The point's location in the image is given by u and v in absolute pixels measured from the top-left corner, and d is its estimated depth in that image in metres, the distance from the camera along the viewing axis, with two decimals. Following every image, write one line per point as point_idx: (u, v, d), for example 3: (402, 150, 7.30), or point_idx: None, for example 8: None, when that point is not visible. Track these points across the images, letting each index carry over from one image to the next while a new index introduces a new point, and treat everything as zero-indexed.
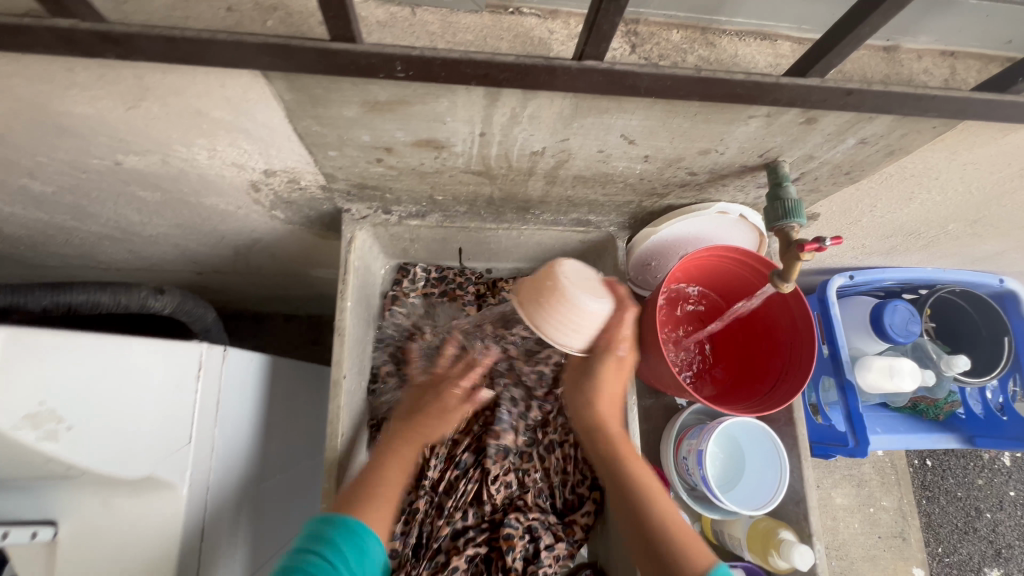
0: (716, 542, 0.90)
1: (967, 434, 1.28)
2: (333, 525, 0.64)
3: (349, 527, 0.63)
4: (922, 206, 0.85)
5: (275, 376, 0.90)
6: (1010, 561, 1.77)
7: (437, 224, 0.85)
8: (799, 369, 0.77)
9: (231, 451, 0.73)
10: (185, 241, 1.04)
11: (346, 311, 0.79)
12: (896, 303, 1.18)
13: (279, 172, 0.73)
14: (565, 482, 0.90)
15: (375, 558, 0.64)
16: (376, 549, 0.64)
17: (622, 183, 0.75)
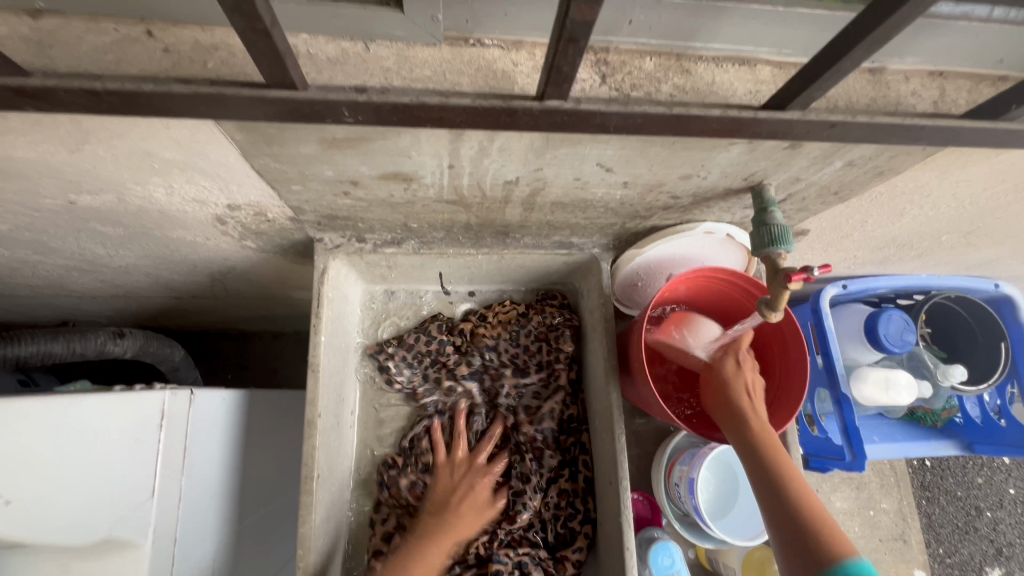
0: (710, 568, 0.87)
1: (965, 441, 1.26)
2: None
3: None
4: (915, 220, 0.82)
5: (252, 411, 0.87)
6: (1012, 560, 1.76)
7: (413, 251, 0.82)
8: (793, 393, 0.74)
9: (203, 496, 0.70)
10: (157, 270, 1.00)
11: (319, 347, 0.76)
12: (891, 313, 1.15)
13: (244, 206, 0.69)
14: (557, 517, 0.86)
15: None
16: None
17: (602, 207, 0.72)
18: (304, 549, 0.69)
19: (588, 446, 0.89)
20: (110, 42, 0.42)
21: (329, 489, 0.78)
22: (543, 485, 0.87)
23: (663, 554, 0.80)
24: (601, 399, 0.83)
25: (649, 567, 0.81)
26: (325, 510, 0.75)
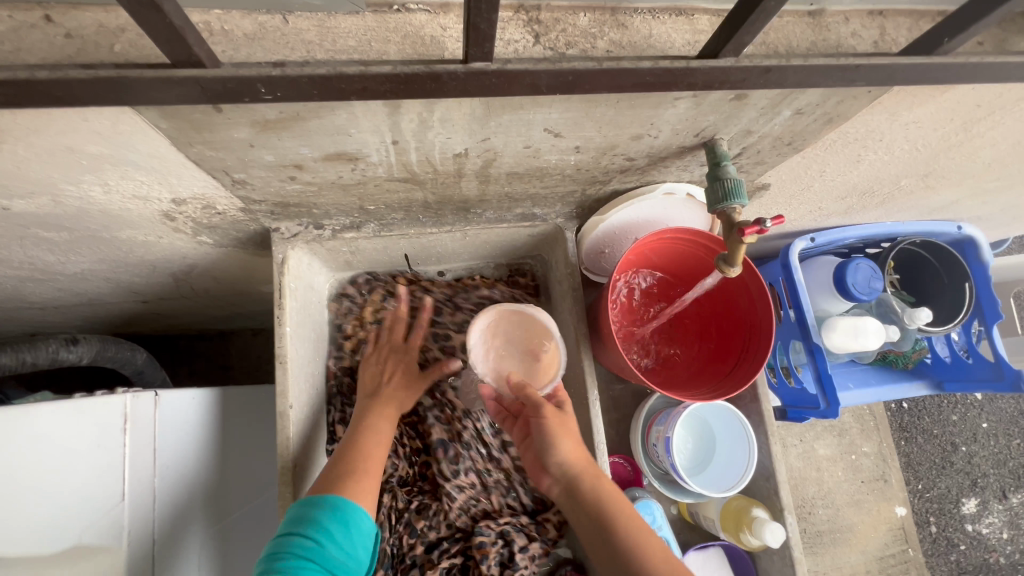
0: (692, 521, 0.90)
1: (935, 379, 1.30)
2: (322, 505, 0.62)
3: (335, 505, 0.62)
4: (873, 166, 0.82)
5: (225, 408, 0.86)
6: (986, 489, 1.84)
7: (374, 234, 0.81)
8: (757, 349, 0.76)
9: (182, 493, 0.70)
10: (116, 274, 0.98)
11: (286, 338, 0.75)
12: (858, 262, 1.17)
13: (190, 200, 0.67)
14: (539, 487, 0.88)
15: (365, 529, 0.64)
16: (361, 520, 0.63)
17: (559, 174, 0.71)
18: None
19: None
20: (5, 30, 0.40)
21: (309, 478, 0.78)
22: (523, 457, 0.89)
23: (643, 512, 0.82)
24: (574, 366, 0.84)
25: None
26: (305, 500, 0.75)
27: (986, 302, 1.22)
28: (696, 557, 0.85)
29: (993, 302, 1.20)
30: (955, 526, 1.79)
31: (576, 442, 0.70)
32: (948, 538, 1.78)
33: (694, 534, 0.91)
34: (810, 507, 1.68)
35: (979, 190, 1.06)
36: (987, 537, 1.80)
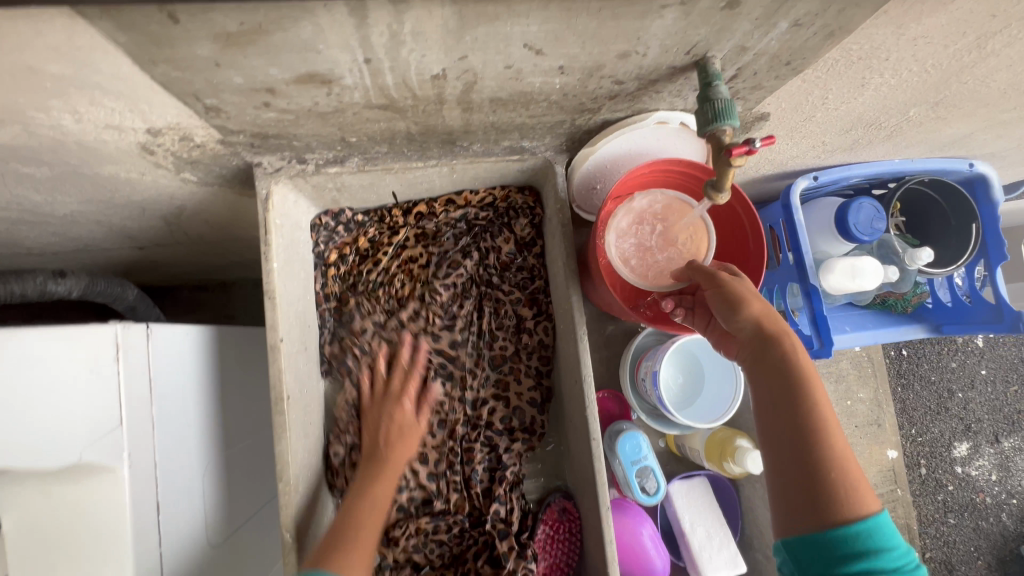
0: (678, 454, 0.93)
1: (934, 323, 1.30)
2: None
3: None
4: (879, 91, 0.78)
5: (220, 349, 0.88)
6: (979, 434, 1.87)
7: (358, 168, 0.79)
8: (750, 279, 0.76)
9: (178, 430, 0.73)
10: (107, 217, 0.97)
11: (273, 275, 0.75)
12: (861, 201, 1.14)
13: (165, 129, 0.66)
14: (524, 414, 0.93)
15: None
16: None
17: (545, 101, 0.68)
18: (280, 462, 0.73)
19: (554, 347, 0.93)
20: None
21: (305, 410, 0.80)
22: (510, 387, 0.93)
23: (629, 443, 0.84)
24: (564, 304, 0.84)
25: (618, 456, 0.85)
26: (302, 431, 0.78)
27: (992, 245, 1.19)
28: (681, 486, 0.87)
29: (1000, 245, 1.17)
30: (944, 468, 1.83)
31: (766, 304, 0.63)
32: (937, 479, 1.82)
33: (681, 465, 0.94)
34: None
35: (993, 122, 1.01)
36: (975, 479, 1.84)
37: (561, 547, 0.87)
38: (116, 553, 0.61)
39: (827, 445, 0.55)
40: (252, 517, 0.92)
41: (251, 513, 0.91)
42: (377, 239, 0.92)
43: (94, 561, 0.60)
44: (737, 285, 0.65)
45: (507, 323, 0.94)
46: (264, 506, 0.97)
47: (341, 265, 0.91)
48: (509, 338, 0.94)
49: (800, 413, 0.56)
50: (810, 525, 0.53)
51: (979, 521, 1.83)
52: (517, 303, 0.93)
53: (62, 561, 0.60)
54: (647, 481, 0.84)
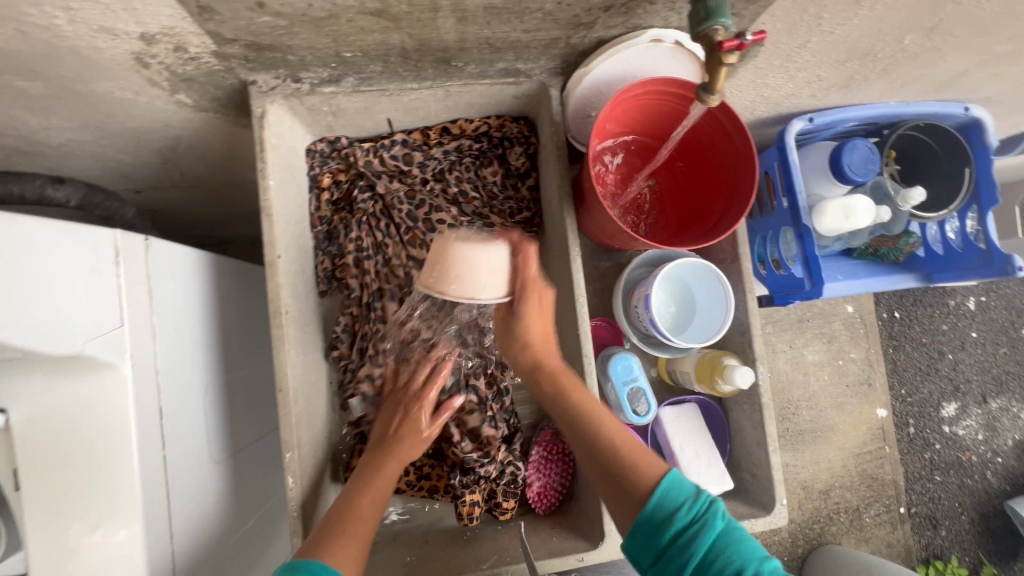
0: (670, 382, 0.95)
1: (925, 272, 1.31)
2: (303, 572, 0.58)
3: (315, 575, 0.58)
4: (873, 12, 0.79)
5: (218, 275, 0.89)
6: (968, 395, 1.90)
7: (353, 88, 0.79)
8: (738, 199, 0.78)
9: (178, 345, 0.74)
10: (103, 150, 0.97)
11: (269, 192, 0.76)
12: (856, 142, 1.15)
13: (159, 36, 0.65)
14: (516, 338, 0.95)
15: None
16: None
17: (539, 11, 0.68)
18: (280, 374, 0.74)
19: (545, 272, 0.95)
20: None
21: (303, 329, 0.82)
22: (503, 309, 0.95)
23: (621, 364, 0.86)
24: (559, 229, 0.85)
25: (610, 378, 0.87)
26: (299, 347, 0.80)
27: (984, 188, 1.20)
28: (671, 410, 0.90)
29: (991, 188, 1.18)
30: (932, 427, 1.87)
31: (542, 325, 0.79)
32: (924, 438, 1.86)
33: (672, 394, 0.96)
34: (794, 408, 1.77)
35: (989, 57, 1.01)
36: (962, 438, 1.88)
37: (555, 468, 0.90)
38: (122, 449, 0.62)
39: (611, 442, 0.69)
40: (255, 444, 0.94)
41: (253, 439, 0.93)
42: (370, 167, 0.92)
43: (98, 457, 0.61)
44: (526, 306, 0.77)
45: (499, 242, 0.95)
46: (266, 436, 0.99)
47: (334, 190, 0.93)
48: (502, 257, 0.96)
49: (592, 425, 0.72)
50: (621, 515, 0.65)
51: (965, 478, 1.87)
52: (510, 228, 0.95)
53: (69, 454, 0.61)
54: (639, 404, 0.86)
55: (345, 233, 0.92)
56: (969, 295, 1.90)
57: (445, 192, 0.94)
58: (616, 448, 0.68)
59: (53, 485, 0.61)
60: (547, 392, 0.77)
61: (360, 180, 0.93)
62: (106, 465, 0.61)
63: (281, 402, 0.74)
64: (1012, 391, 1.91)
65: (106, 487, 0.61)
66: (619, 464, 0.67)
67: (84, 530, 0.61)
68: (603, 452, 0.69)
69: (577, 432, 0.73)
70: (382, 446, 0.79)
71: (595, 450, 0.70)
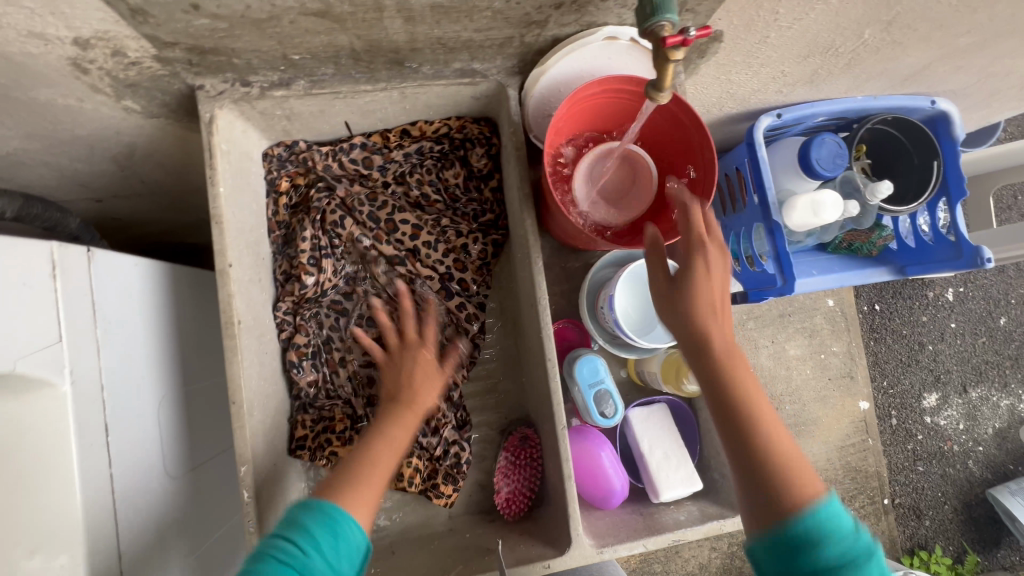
0: (640, 383, 0.94)
1: (899, 265, 1.31)
2: (313, 509, 0.62)
3: (325, 515, 0.62)
4: (829, 7, 0.78)
5: (173, 285, 0.87)
6: (948, 385, 1.91)
7: (305, 92, 0.77)
8: (698, 195, 0.78)
9: (126, 358, 0.72)
10: (55, 158, 0.95)
11: (219, 199, 0.74)
12: (823, 137, 1.15)
13: (95, 41, 0.63)
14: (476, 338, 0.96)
15: (356, 543, 0.63)
16: (353, 533, 0.62)
17: (488, 10, 0.67)
18: (233, 386, 0.72)
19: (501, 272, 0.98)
20: None
21: (259, 339, 0.80)
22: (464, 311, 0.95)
23: (587, 366, 0.85)
24: (520, 230, 0.84)
25: (577, 381, 0.86)
26: (255, 357, 0.78)
27: (953, 181, 1.21)
28: (639, 412, 0.89)
29: (959, 180, 1.19)
30: (914, 418, 1.88)
31: (705, 306, 0.64)
32: (906, 429, 1.87)
33: (642, 395, 0.95)
34: (776, 403, 1.77)
35: (951, 50, 1.02)
36: (943, 428, 1.89)
37: (524, 473, 0.89)
38: (62, 469, 0.60)
39: (767, 439, 0.61)
40: (214, 458, 0.91)
41: (215, 452, 0.91)
42: (326, 169, 0.90)
43: (35, 477, 0.59)
44: (706, 287, 0.65)
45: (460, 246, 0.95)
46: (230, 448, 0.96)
47: (293, 195, 0.90)
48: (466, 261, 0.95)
49: (755, 427, 0.61)
50: (762, 531, 0.59)
51: (947, 468, 1.89)
52: (473, 231, 0.94)
53: (6, 474, 0.59)
54: (607, 406, 0.84)
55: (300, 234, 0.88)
56: (947, 286, 1.92)
57: (405, 195, 0.94)
58: (776, 459, 0.60)
59: None
60: (707, 368, 0.63)
61: (319, 184, 0.91)
62: (45, 485, 0.59)
63: (235, 415, 0.72)
64: (992, 381, 1.93)
65: (47, 507, 0.59)
66: (772, 472, 0.59)
67: (22, 554, 0.58)
68: (748, 453, 0.61)
69: (736, 431, 0.62)
70: (390, 400, 0.76)
71: (747, 452, 0.61)
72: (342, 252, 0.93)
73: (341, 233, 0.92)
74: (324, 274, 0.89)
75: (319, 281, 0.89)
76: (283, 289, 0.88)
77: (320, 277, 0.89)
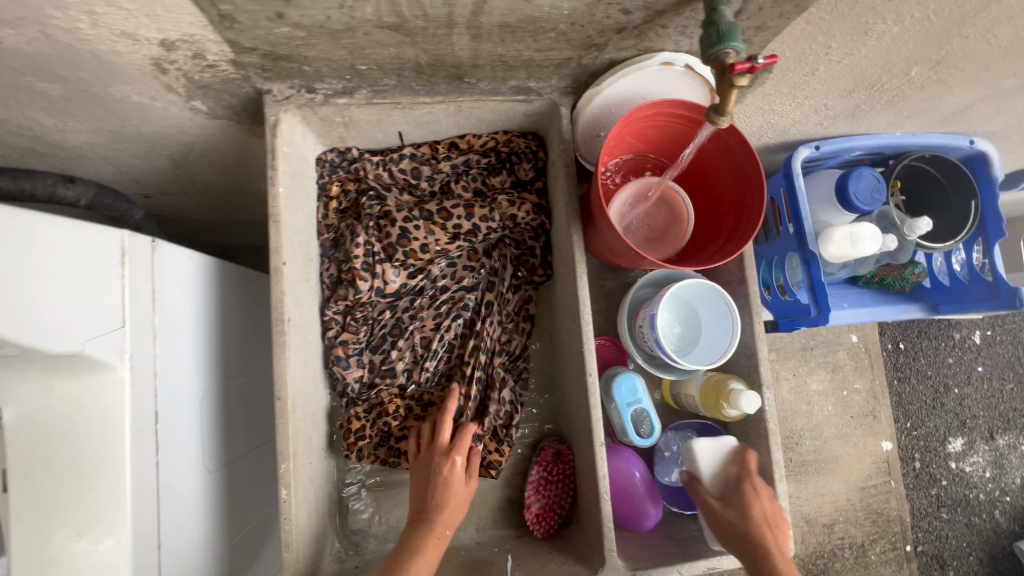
0: (675, 406, 0.94)
1: (931, 303, 1.31)
2: None
3: None
4: (882, 44, 0.80)
5: (222, 280, 0.89)
6: (975, 430, 1.86)
7: (367, 100, 0.80)
8: (745, 220, 0.79)
9: (177, 348, 0.73)
10: (115, 153, 0.98)
11: (279, 198, 0.76)
12: (862, 171, 1.16)
13: (179, 43, 0.67)
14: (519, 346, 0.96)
15: None
16: None
17: (552, 31, 0.70)
18: (279, 382, 0.73)
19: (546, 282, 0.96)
20: None
21: (304, 338, 0.81)
22: (506, 319, 0.96)
23: (625, 385, 0.85)
24: (565, 245, 0.85)
25: (614, 399, 0.86)
26: (300, 355, 0.79)
27: (991, 220, 1.21)
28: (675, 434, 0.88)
29: (998, 221, 1.19)
30: (938, 463, 1.82)
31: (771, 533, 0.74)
32: (930, 473, 1.82)
33: (676, 418, 0.94)
34: (797, 438, 1.74)
35: (994, 91, 1.03)
36: (969, 475, 1.83)
37: (555, 490, 0.88)
38: (114, 453, 0.60)
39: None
40: (248, 454, 0.92)
41: (248, 448, 0.91)
42: (377, 176, 0.92)
43: (88, 459, 0.60)
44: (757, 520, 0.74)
45: (506, 252, 0.96)
46: (261, 446, 0.97)
47: (343, 199, 0.92)
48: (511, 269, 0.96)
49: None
50: None
51: (973, 517, 1.82)
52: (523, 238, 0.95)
53: (61, 455, 0.60)
54: (643, 426, 0.84)
55: (350, 238, 0.90)
56: (974, 329, 1.88)
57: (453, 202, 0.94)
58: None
59: (42, 486, 0.59)
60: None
61: (370, 191, 0.93)
62: (96, 469, 0.60)
63: (279, 411, 0.73)
64: (1019, 429, 1.88)
65: (97, 492, 0.60)
66: None
67: (72, 536, 0.59)
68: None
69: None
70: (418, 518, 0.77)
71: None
72: (391, 255, 0.90)
73: (390, 232, 0.90)
74: (370, 278, 0.89)
75: (372, 288, 0.89)
76: (332, 292, 0.89)
77: (372, 281, 0.89)
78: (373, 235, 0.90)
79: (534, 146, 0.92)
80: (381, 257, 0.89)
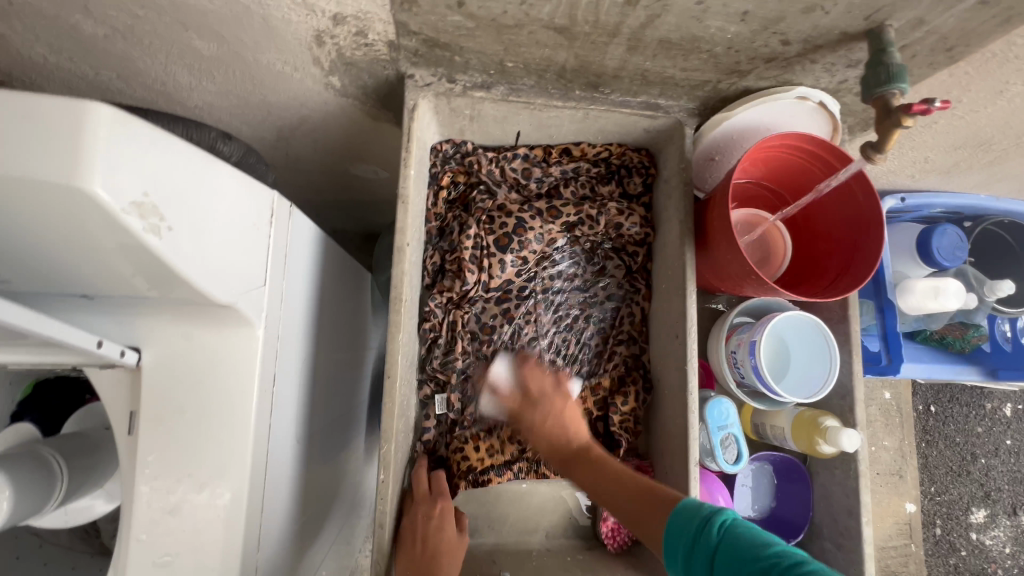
0: (753, 437, 0.94)
1: (988, 367, 1.29)
2: None
3: None
4: (1008, 104, 0.81)
5: (324, 254, 0.89)
6: (998, 503, 1.82)
7: (502, 97, 0.82)
8: (854, 261, 0.80)
9: (293, 313, 0.74)
10: (229, 119, 1.00)
11: (409, 180, 0.78)
12: (946, 228, 1.16)
13: (349, 19, 0.68)
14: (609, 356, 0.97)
15: None
16: None
17: (706, 52, 0.71)
18: (391, 361, 0.73)
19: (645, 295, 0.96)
20: None
21: (410, 321, 0.82)
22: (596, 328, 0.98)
23: (716, 409, 0.85)
24: (673, 262, 0.86)
25: (704, 422, 0.85)
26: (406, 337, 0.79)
27: None
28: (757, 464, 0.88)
29: None
30: (959, 532, 1.79)
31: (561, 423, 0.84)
32: (950, 542, 1.78)
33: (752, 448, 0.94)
34: None
35: None
36: (989, 549, 1.80)
37: None
38: (242, 410, 0.60)
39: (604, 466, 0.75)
40: (322, 430, 0.91)
41: (322, 425, 0.91)
42: (488, 171, 0.93)
43: (217, 412, 0.60)
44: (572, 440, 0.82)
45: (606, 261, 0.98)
46: (330, 424, 0.96)
47: (451, 190, 0.93)
48: (612, 281, 0.98)
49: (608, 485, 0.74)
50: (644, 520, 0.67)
51: None
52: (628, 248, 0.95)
53: (191, 405, 0.60)
54: (730, 452, 0.84)
55: (459, 230, 0.92)
56: (1006, 401, 1.86)
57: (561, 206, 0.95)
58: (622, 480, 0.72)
59: (170, 433, 0.59)
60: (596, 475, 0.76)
61: (479, 186, 0.94)
62: (223, 424, 0.60)
63: (387, 389, 0.73)
64: None
65: (222, 446, 0.60)
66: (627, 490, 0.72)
67: (192, 488, 0.59)
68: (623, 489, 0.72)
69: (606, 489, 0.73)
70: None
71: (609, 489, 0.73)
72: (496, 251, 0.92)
73: (498, 228, 0.92)
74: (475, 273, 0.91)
75: (477, 281, 0.91)
76: (434, 281, 0.92)
77: (477, 275, 0.91)
78: (482, 230, 0.92)
79: (647, 162, 0.93)
80: (487, 252, 0.92)
